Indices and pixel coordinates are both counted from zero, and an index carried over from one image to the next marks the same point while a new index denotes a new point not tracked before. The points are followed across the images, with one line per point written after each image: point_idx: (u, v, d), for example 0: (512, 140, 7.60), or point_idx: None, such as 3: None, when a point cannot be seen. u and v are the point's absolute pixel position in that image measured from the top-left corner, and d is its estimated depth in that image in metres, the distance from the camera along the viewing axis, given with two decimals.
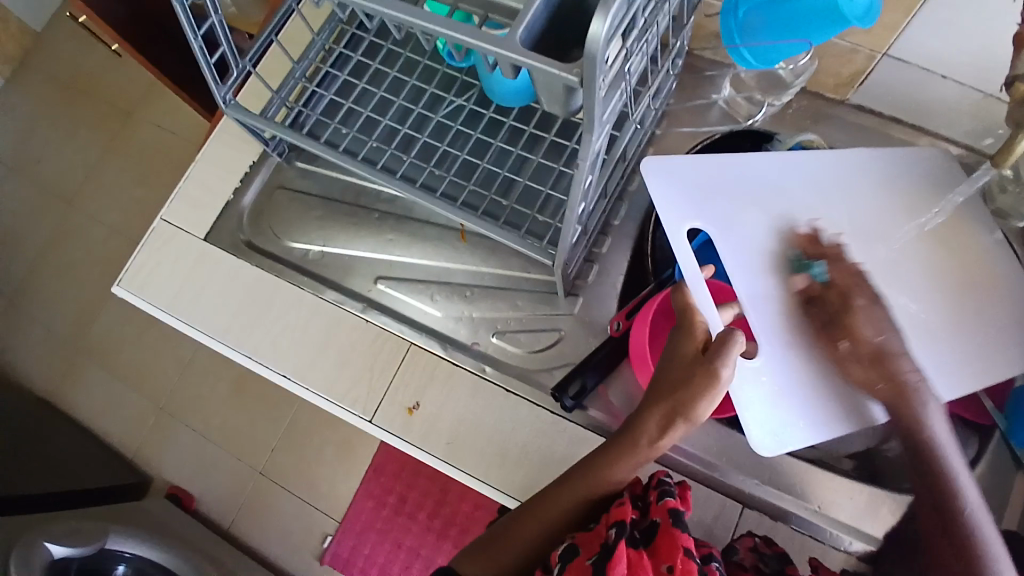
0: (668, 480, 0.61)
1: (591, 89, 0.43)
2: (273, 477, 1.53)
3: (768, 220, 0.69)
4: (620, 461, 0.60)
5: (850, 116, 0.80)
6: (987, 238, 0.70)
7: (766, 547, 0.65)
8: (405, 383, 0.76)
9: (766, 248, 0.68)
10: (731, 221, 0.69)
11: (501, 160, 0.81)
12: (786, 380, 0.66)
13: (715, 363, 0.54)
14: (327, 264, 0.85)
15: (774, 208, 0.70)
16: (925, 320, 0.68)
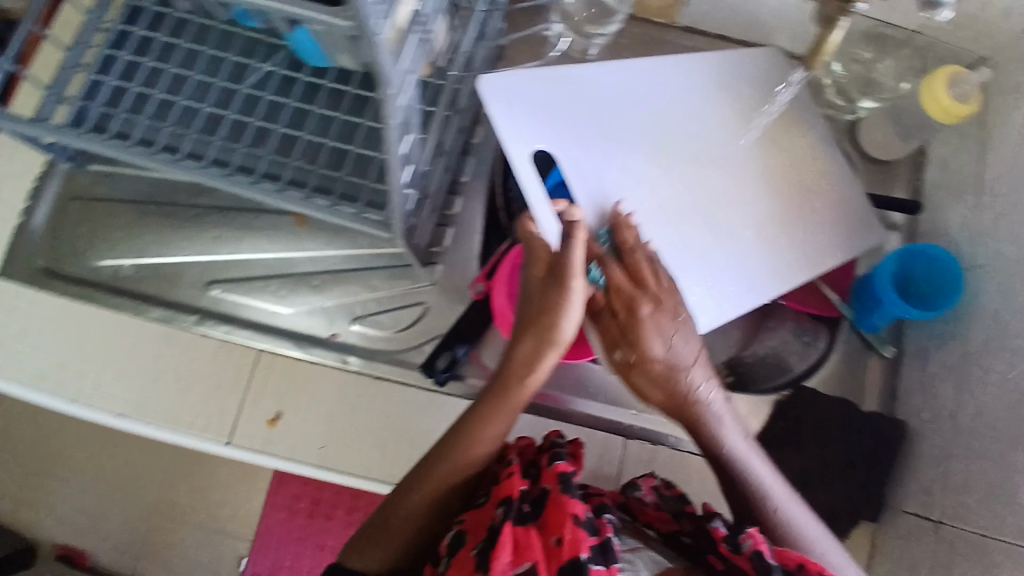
0: (561, 440, 0.59)
1: (364, 30, 0.36)
2: (173, 512, 1.25)
3: (607, 139, 0.67)
4: (501, 404, 0.56)
5: (684, 40, 0.77)
6: (816, 140, 0.73)
7: (670, 491, 0.62)
8: (260, 396, 0.68)
9: (606, 168, 0.66)
10: (575, 140, 0.65)
11: (325, 129, 0.71)
12: None
13: (565, 279, 0.53)
14: (149, 278, 0.73)
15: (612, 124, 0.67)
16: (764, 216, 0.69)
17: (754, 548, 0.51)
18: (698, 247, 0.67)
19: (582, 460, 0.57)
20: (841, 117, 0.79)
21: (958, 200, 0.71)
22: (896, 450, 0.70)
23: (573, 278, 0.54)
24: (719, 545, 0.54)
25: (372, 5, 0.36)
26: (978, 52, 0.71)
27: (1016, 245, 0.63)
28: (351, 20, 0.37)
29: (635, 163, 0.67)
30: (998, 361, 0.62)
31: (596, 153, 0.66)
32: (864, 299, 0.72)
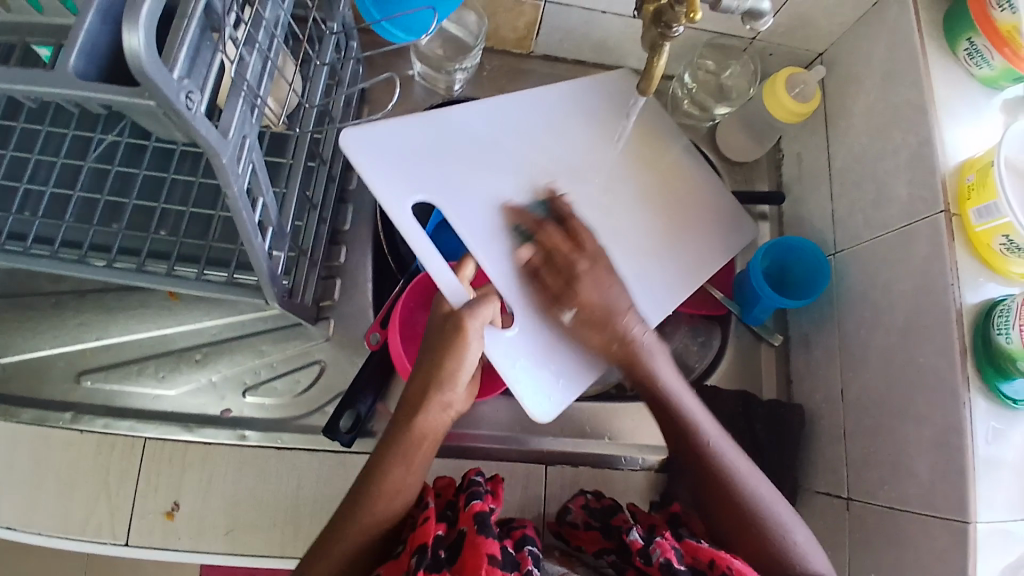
0: (479, 479, 0.58)
1: (172, 111, 0.36)
2: None
3: (481, 184, 0.66)
4: (410, 449, 0.55)
5: (545, 68, 0.81)
6: (681, 150, 0.76)
7: (596, 502, 0.65)
8: (155, 488, 0.64)
9: (485, 214, 0.66)
10: (450, 187, 0.65)
11: (187, 195, 0.66)
12: (540, 336, 0.64)
13: (465, 317, 0.56)
14: (12, 378, 0.67)
15: (479, 169, 0.67)
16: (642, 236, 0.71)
17: (663, 556, 0.53)
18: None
19: (499, 496, 0.58)
20: (703, 124, 0.85)
21: (816, 188, 0.77)
22: (799, 434, 0.73)
23: (470, 317, 0.57)
24: (632, 557, 0.55)
25: (173, 82, 0.35)
26: (817, 49, 0.79)
27: (870, 227, 0.68)
28: (153, 100, 0.35)
29: (514, 200, 0.67)
30: (872, 338, 0.66)
31: (471, 201, 0.66)
32: (745, 295, 0.76)
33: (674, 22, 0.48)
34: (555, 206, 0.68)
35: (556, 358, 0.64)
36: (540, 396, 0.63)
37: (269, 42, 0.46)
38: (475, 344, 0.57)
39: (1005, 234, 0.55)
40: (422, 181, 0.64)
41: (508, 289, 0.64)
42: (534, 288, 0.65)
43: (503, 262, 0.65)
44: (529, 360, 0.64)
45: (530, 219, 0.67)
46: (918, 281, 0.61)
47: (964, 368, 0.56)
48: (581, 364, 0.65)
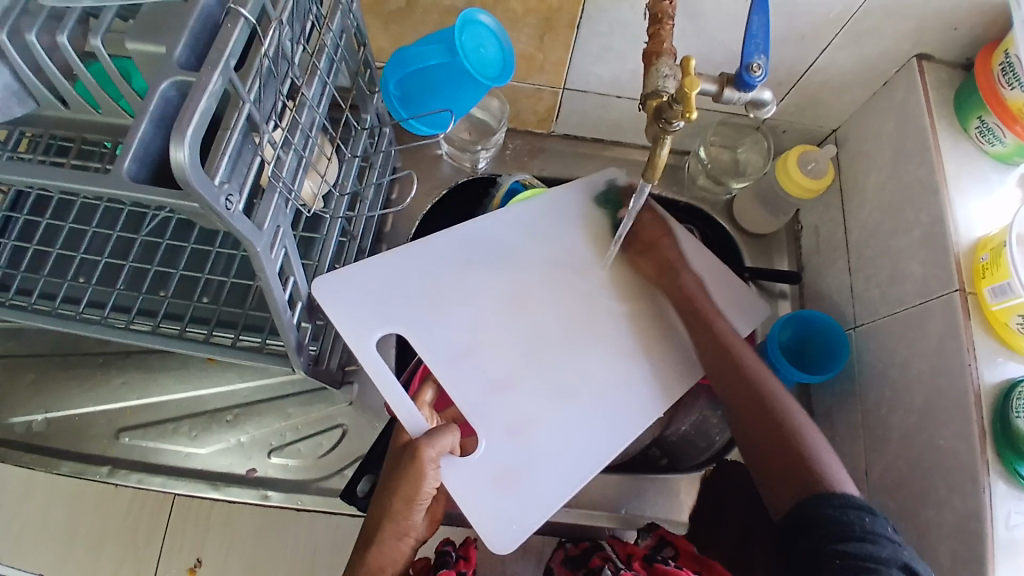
0: (449, 548, 0.62)
1: (213, 210, 0.40)
2: None
3: (455, 302, 0.64)
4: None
5: (565, 146, 0.85)
6: None
7: (574, 550, 0.66)
8: (179, 541, 0.67)
9: (459, 334, 0.63)
10: (412, 312, 0.62)
11: (229, 266, 0.71)
12: (508, 457, 0.59)
13: (422, 448, 0.53)
14: (57, 431, 0.72)
15: (455, 287, 0.64)
16: (637, 329, 0.66)
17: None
18: (561, 391, 0.62)
19: (471, 561, 0.62)
20: (719, 197, 0.86)
21: (834, 261, 0.78)
22: None
23: (426, 446, 0.54)
24: None
25: (213, 186, 0.40)
26: (830, 125, 0.81)
27: (886, 303, 0.68)
28: (196, 202, 0.40)
29: (480, 322, 0.64)
30: (893, 416, 0.65)
31: (443, 321, 0.63)
32: None
33: (673, 119, 0.52)
34: (526, 330, 0.64)
35: (526, 481, 0.58)
36: (500, 521, 0.57)
37: (305, 141, 0.52)
38: (433, 472, 0.54)
39: (1021, 314, 0.55)
40: (387, 306, 0.62)
41: (472, 416, 0.60)
42: (497, 415, 0.61)
43: (466, 390, 0.61)
44: (491, 482, 0.58)
45: (494, 343, 0.63)
46: (934, 360, 0.60)
47: (984, 452, 0.55)
48: (549, 490, 0.58)
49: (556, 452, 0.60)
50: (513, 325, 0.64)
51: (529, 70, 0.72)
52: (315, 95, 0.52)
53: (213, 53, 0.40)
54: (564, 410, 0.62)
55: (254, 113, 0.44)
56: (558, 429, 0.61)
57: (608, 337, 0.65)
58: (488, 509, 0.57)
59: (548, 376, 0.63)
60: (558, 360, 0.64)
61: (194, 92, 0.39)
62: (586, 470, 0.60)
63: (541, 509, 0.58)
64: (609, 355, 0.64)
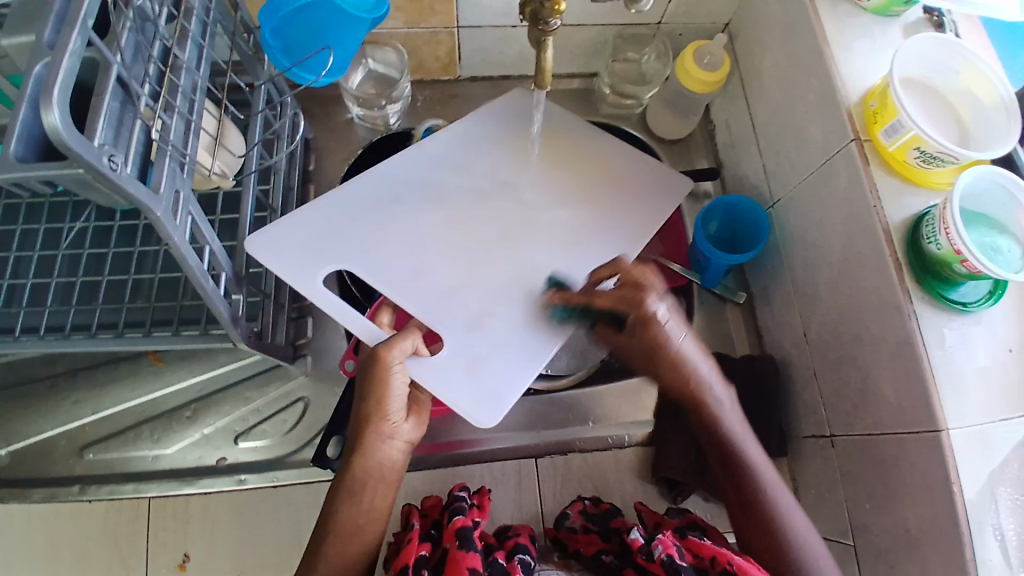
0: (464, 495, 0.63)
1: (100, 173, 0.40)
2: None
3: (394, 230, 0.68)
4: (356, 489, 0.54)
5: (474, 88, 0.86)
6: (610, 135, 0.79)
7: (593, 508, 0.68)
8: (163, 542, 0.67)
9: (404, 258, 0.67)
10: (355, 247, 0.66)
11: (156, 263, 0.71)
12: (468, 345, 0.63)
13: (381, 351, 0.55)
14: (19, 462, 0.71)
15: (393, 217, 0.68)
16: (564, 223, 0.71)
17: (665, 553, 0.54)
18: (511, 285, 0.67)
19: (483, 513, 0.62)
20: (633, 111, 0.89)
21: (746, 147, 0.80)
22: (777, 383, 0.74)
23: (386, 350, 0.55)
24: (635, 556, 0.56)
25: (93, 148, 0.39)
26: (723, 19, 0.82)
27: (796, 172, 0.71)
28: (81, 168, 0.40)
29: (421, 242, 0.68)
30: (819, 276, 0.68)
31: (387, 250, 0.67)
32: (699, 261, 0.78)
33: (549, 17, 0.53)
34: (465, 242, 0.68)
35: (494, 365, 0.63)
36: (480, 403, 0.61)
37: (190, 105, 0.52)
38: (398, 371, 0.56)
39: (918, 148, 0.57)
40: (330, 245, 0.65)
41: (432, 323, 0.64)
42: (454, 316, 0.65)
43: (421, 302, 0.65)
44: (463, 368, 0.62)
45: (437, 259, 0.67)
46: (845, 212, 0.63)
47: (903, 283, 0.58)
48: (516, 372, 0.62)
49: (514, 335, 0.64)
50: (451, 240, 0.68)
51: (420, 14, 0.72)
52: (192, 59, 0.52)
53: (67, 15, 0.40)
54: (517, 301, 0.66)
55: (126, 76, 0.44)
56: (515, 317, 0.65)
57: (537, 233, 0.70)
58: (465, 397, 0.61)
59: (495, 275, 0.67)
60: (501, 260, 0.68)
61: (54, 56, 0.39)
62: (547, 346, 0.64)
63: (513, 382, 0.62)
64: (545, 248, 0.69)
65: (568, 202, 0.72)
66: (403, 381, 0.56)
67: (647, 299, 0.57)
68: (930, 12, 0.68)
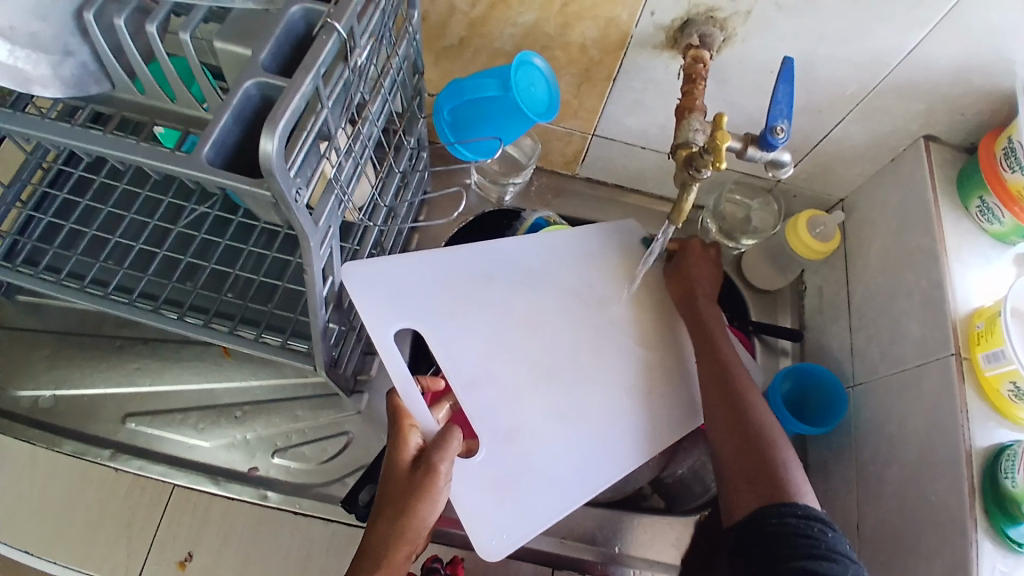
0: (437, 565, 0.67)
1: (282, 201, 0.43)
2: None
3: (475, 319, 0.69)
4: None
5: (587, 189, 0.89)
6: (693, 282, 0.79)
7: None
8: (172, 535, 0.66)
9: (474, 348, 0.68)
10: (434, 319, 0.68)
11: (259, 265, 0.74)
12: (507, 467, 0.65)
13: (434, 462, 0.56)
14: (64, 409, 0.73)
15: (477, 304, 0.70)
16: (634, 371, 0.72)
17: None
18: (567, 416, 0.68)
19: None
20: (728, 251, 0.90)
21: (834, 321, 0.81)
22: None
23: (440, 461, 0.56)
24: None
25: (288, 178, 0.42)
26: (838, 195, 0.85)
27: (885, 362, 0.71)
28: (270, 191, 0.43)
29: (497, 333, 0.70)
30: (887, 470, 0.67)
31: (460, 332, 0.69)
32: None
33: (702, 167, 0.56)
34: (534, 349, 0.70)
35: (520, 490, 0.64)
36: (494, 530, 0.63)
37: (362, 151, 0.56)
38: (443, 486, 0.57)
39: (1013, 381, 0.58)
40: (412, 310, 0.68)
41: (479, 423, 0.66)
42: (502, 428, 0.66)
43: (479, 397, 0.67)
44: (487, 485, 0.64)
45: (506, 356, 0.69)
46: (929, 417, 0.63)
47: (973, 508, 0.57)
48: (540, 505, 0.64)
49: (550, 471, 0.66)
50: (523, 343, 0.70)
51: (564, 115, 0.78)
52: (377, 111, 0.56)
53: (308, 59, 0.43)
54: (565, 428, 0.68)
55: (329, 119, 0.47)
56: (550, 447, 0.67)
57: (604, 369, 0.71)
58: (489, 524, 0.63)
59: (555, 398, 0.69)
60: (562, 382, 0.70)
61: (287, 90, 0.42)
62: (572, 494, 0.65)
63: (532, 522, 0.63)
64: (609, 386, 0.70)
65: (650, 333, 0.74)
66: (441, 499, 0.57)
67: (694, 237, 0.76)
68: None
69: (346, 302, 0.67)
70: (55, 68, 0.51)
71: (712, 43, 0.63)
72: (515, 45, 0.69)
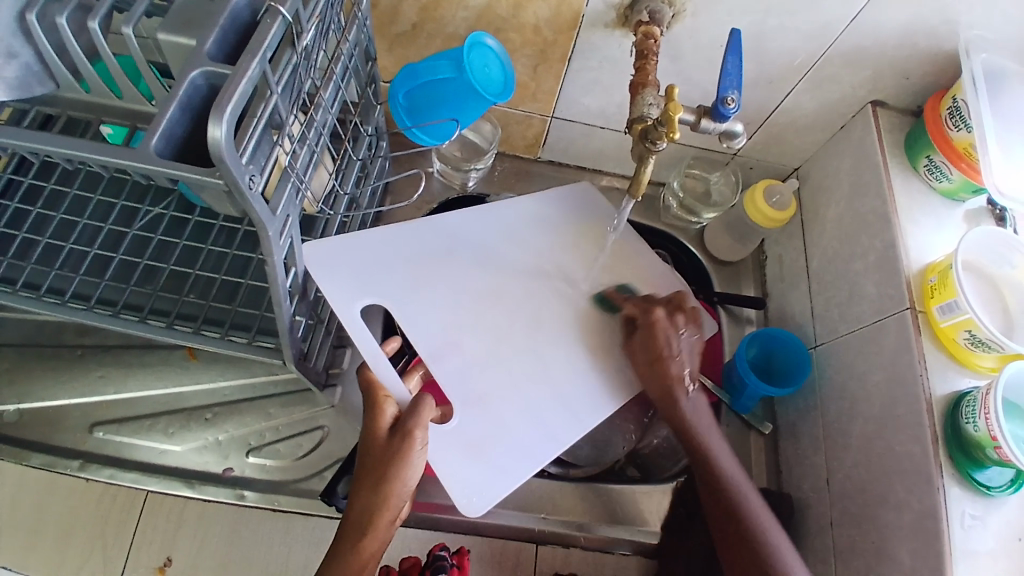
0: (444, 553, 0.67)
1: (236, 189, 0.42)
2: None
3: (440, 291, 0.70)
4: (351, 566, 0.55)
5: (549, 171, 0.90)
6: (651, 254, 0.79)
7: None
8: (147, 541, 0.65)
9: (440, 318, 0.69)
10: (400, 292, 0.68)
11: (220, 263, 0.73)
12: (481, 428, 0.65)
13: (411, 429, 0.56)
14: (26, 423, 0.70)
15: (441, 275, 0.71)
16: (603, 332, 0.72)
17: None
18: (537, 376, 0.69)
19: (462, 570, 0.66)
20: (689, 227, 0.92)
21: (796, 286, 0.84)
22: (789, 523, 0.74)
23: (417, 428, 0.56)
24: None
25: (240, 165, 0.42)
26: (794, 164, 0.88)
27: (845, 322, 0.73)
28: (222, 179, 0.42)
29: (464, 303, 0.70)
30: (852, 426, 0.69)
31: (425, 304, 0.69)
32: (733, 383, 0.80)
33: (657, 139, 0.57)
34: (502, 316, 0.71)
35: (495, 451, 0.64)
36: (471, 490, 0.63)
37: (317, 138, 0.55)
38: (420, 452, 0.57)
39: (970, 331, 0.60)
40: (375, 285, 0.68)
41: (450, 391, 0.66)
42: (472, 389, 0.67)
43: (449, 366, 0.67)
44: (461, 444, 0.64)
45: (474, 326, 0.69)
46: (890, 371, 0.66)
47: (936, 454, 0.59)
48: (515, 463, 0.64)
49: (523, 429, 0.66)
50: (490, 311, 0.71)
51: (522, 98, 0.78)
52: (329, 98, 0.56)
53: (252, 45, 0.42)
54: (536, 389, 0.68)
55: (279, 105, 0.46)
56: (524, 408, 0.67)
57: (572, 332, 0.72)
58: (465, 484, 0.63)
59: (522, 360, 0.69)
60: (533, 345, 0.70)
61: (233, 76, 0.41)
62: (548, 450, 0.65)
63: (510, 477, 0.64)
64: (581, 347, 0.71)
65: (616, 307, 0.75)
66: (420, 464, 0.57)
67: (658, 311, 0.68)
68: (994, 205, 0.72)
69: (312, 291, 0.66)
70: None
71: (663, 19, 0.63)
72: (467, 29, 0.69)
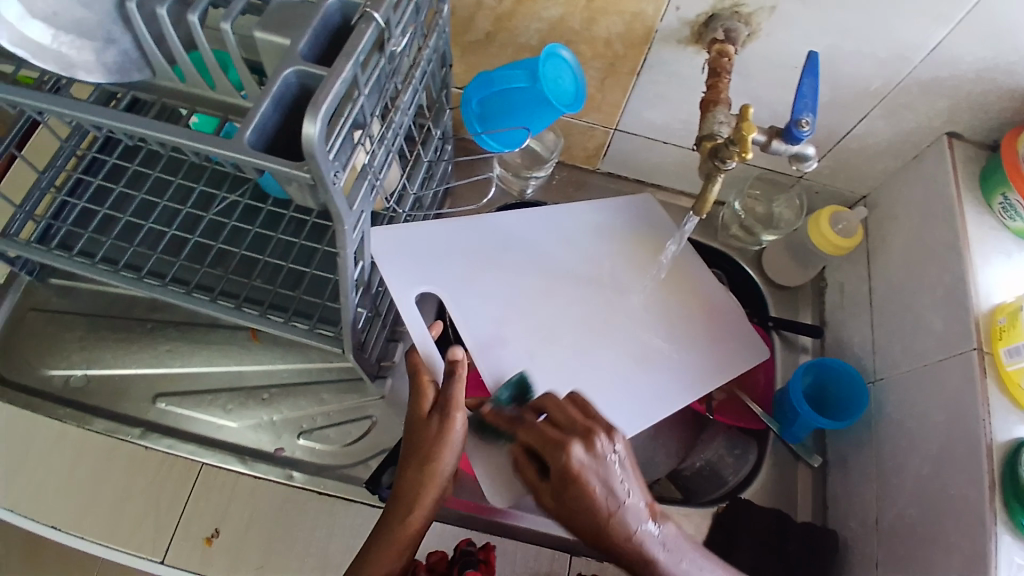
0: (472, 548, 0.66)
1: (321, 182, 0.44)
2: None
3: (495, 288, 0.71)
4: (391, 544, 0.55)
5: (607, 183, 0.90)
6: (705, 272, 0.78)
7: None
8: (201, 513, 0.67)
9: (494, 314, 0.70)
10: (457, 285, 0.70)
11: (287, 252, 0.76)
12: None
13: (451, 409, 0.57)
14: (95, 389, 0.75)
15: (497, 272, 0.72)
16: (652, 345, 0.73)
17: None
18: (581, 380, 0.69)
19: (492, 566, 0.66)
20: (749, 247, 0.91)
21: (854, 317, 0.82)
22: (832, 558, 0.72)
23: (457, 409, 0.57)
24: None
25: (328, 160, 0.44)
26: (860, 191, 0.86)
27: (906, 357, 0.72)
28: (309, 173, 0.44)
29: (518, 302, 0.71)
30: (906, 466, 0.67)
31: (480, 299, 0.70)
32: (785, 413, 0.79)
33: (728, 158, 0.57)
34: (554, 318, 0.72)
35: None
36: (502, 482, 0.65)
37: (394, 138, 0.57)
38: (460, 430, 0.58)
39: None
40: (434, 275, 0.70)
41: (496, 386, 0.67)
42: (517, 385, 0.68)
43: (498, 362, 0.68)
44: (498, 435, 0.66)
45: (526, 325, 0.70)
46: (950, 412, 0.64)
47: (995, 501, 0.57)
48: None
49: None
50: (542, 312, 0.72)
51: (587, 108, 0.79)
52: (408, 100, 0.58)
53: (347, 47, 0.44)
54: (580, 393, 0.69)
55: (364, 105, 0.48)
56: None
57: (621, 342, 0.73)
58: (498, 476, 0.65)
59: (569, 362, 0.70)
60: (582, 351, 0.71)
61: (329, 76, 0.43)
62: None
63: None
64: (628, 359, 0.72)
65: (669, 323, 0.75)
66: (462, 445, 0.58)
67: (596, 440, 0.54)
68: None
69: (375, 283, 0.68)
70: (99, 55, 0.53)
71: (738, 37, 0.63)
72: (540, 38, 0.70)
